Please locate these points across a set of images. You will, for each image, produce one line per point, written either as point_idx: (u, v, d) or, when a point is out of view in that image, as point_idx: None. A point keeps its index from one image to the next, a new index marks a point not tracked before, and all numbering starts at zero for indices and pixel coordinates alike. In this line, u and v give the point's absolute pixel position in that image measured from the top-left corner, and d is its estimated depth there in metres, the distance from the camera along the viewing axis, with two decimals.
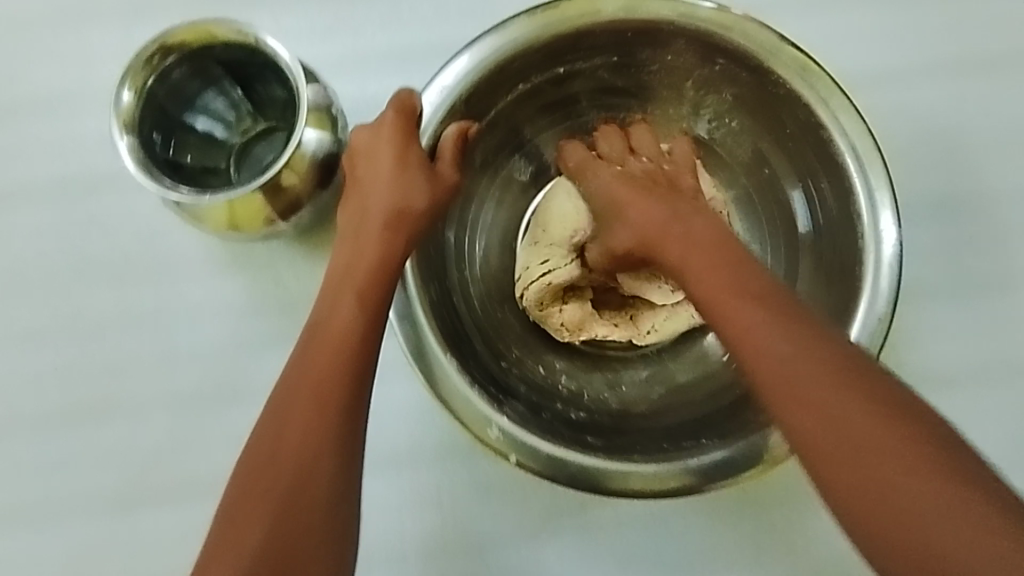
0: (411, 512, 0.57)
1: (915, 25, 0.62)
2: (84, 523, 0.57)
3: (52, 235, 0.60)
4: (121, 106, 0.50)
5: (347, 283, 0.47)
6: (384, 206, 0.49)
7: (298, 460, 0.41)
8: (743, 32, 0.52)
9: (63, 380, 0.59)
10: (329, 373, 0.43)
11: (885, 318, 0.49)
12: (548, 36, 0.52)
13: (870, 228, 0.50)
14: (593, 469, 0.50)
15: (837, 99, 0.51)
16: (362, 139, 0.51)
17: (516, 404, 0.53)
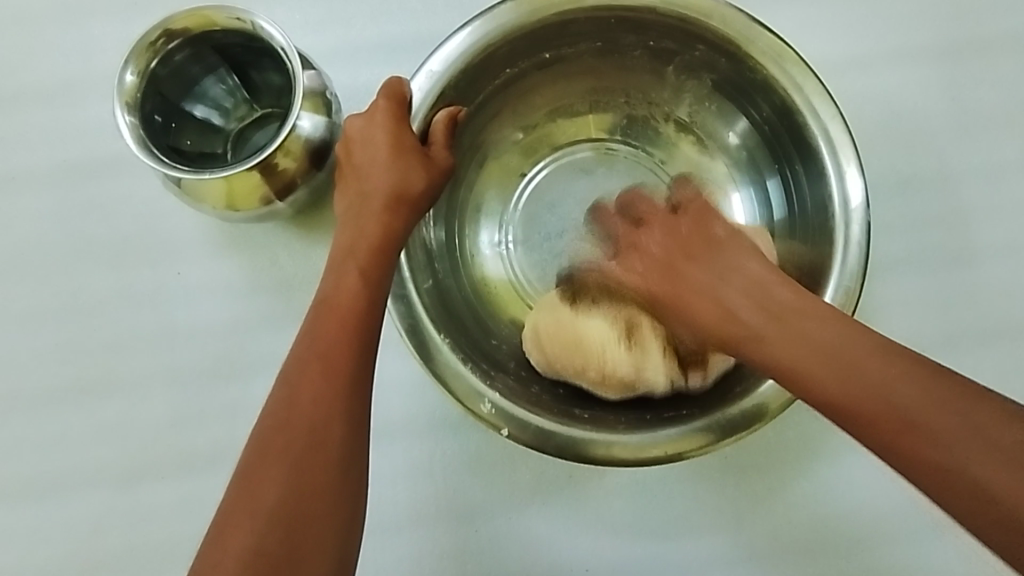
0: (405, 483, 0.59)
1: (880, 14, 0.65)
2: (86, 496, 0.59)
3: (53, 219, 0.62)
4: (124, 86, 0.52)
5: (351, 261, 0.49)
6: (384, 190, 0.52)
7: (312, 422, 0.43)
8: (721, 19, 0.54)
9: (64, 360, 0.60)
10: (339, 342, 0.45)
11: (852, 290, 0.51)
12: (533, 22, 0.55)
13: (839, 209, 0.52)
14: (581, 439, 0.52)
15: (811, 80, 0.53)
16: (356, 127, 0.54)
17: (506, 379, 0.56)
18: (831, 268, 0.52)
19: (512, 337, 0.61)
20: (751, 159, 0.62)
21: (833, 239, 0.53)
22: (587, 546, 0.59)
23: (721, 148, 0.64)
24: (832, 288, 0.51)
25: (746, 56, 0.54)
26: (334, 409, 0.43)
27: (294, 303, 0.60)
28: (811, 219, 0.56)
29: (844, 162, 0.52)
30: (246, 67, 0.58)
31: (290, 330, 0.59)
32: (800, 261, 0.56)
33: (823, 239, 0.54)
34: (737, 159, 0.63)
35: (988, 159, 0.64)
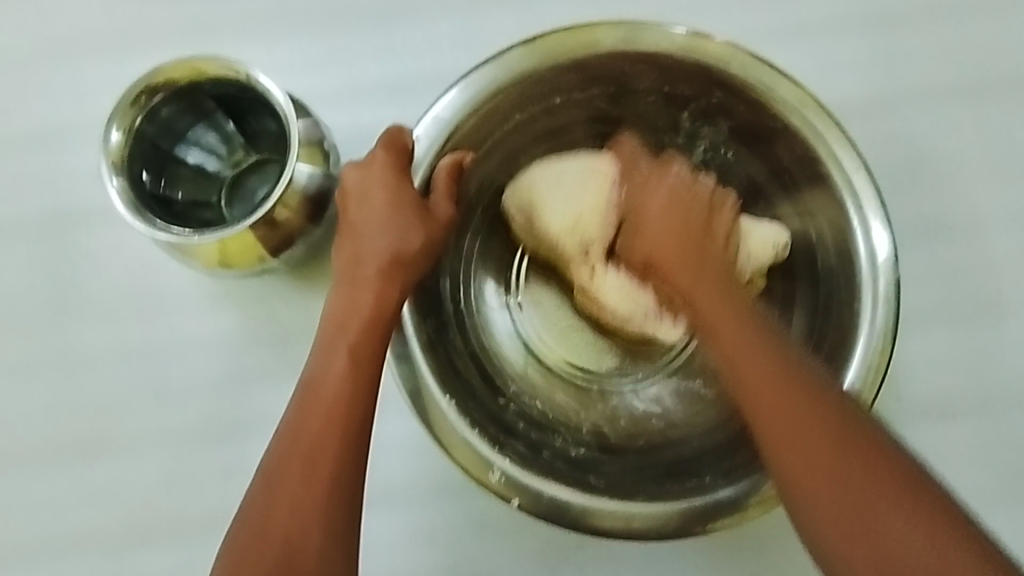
0: (406, 551, 0.56)
1: (910, 51, 0.61)
2: (72, 563, 0.56)
3: (42, 269, 0.59)
4: (109, 146, 0.49)
5: (341, 337, 0.47)
6: (381, 252, 0.50)
7: (290, 533, 0.41)
8: (742, 66, 0.52)
9: (51, 418, 0.58)
10: (321, 442, 0.43)
11: (880, 353, 0.49)
12: (545, 68, 0.52)
13: (868, 259, 0.50)
14: (597, 511, 0.49)
15: (836, 134, 0.51)
16: (353, 181, 0.51)
17: (517, 445, 0.52)
18: (858, 330, 0.49)
19: (522, 394, 0.57)
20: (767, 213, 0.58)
21: (861, 293, 0.50)
22: None
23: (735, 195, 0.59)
24: (859, 352, 0.49)
25: (765, 102, 0.52)
26: (312, 517, 0.42)
27: (291, 359, 0.57)
28: (832, 267, 0.53)
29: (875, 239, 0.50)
30: (241, 112, 0.55)
31: (286, 388, 0.57)
32: (827, 316, 0.53)
33: (848, 295, 0.51)
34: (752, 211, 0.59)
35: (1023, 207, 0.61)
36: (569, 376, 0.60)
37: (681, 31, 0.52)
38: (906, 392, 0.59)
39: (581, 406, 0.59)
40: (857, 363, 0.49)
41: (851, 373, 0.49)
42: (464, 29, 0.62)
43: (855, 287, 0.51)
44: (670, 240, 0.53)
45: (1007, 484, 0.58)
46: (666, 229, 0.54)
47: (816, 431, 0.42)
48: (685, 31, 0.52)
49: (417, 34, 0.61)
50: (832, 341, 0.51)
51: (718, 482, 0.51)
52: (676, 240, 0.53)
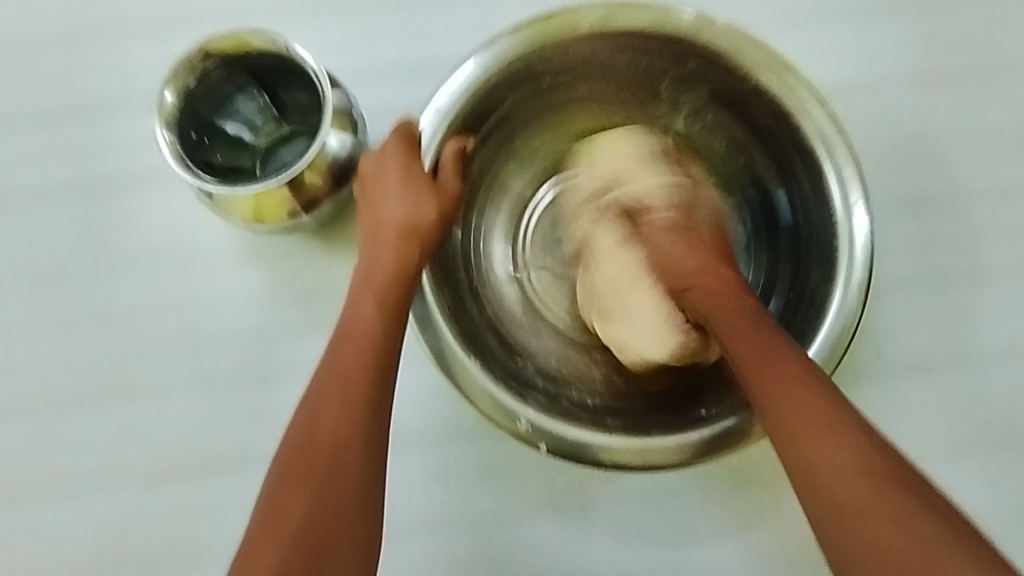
0: (419, 489, 0.60)
1: (888, 37, 0.67)
2: (111, 497, 0.61)
3: (88, 228, 0.64)
4: (162, 105, 0.55)
5: (367, 288, 0.52)
6: (397, 221, 0.54)
7: (333, 444, 0.45)
8: (713, 34, 0.56)
9: (95, 364, 0.63)
10: (359, 370, 0.48)
11: (859, 298, 0.54)
12: (534, 50, 0.57)
13: (843, 208, 0.55)
14: (619, 449, 0.53)
15: (805, 89, 0.56)
16: (368, 166, 0.56)
17: (536, 395, 0.57)
18: (836, 280, 0.55)
19: (535, 356, 0.62)
20: (749, 164, 0.64)
21: (838, 239, 0.55)
22: (596, 556, 0.60)
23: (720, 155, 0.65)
24: (838, 301, 0.54)
25: (739, 66, 0.57)
26: (353, 434, 0.46)
27: (316, 314, 0.62)
28: (812, 215, 0.58)
29: (855, 223, 0.55)
30: (276, 86, 0.60)
31: (312, 339, 0.62)
32: (812, 259, 0.58)
33: (829, 249, 0.56)
34: (734, 166, 0.65)
35: (998, 182, 0.66)
36: (569, 330, 0.65)
37: (688, 13, 0.56)
38: (884, 350, 0.63)
39: (593, 361, 0.63)
40: (838, 308, 0.54)
41: (829, 320, 0.54)
42: (479, 15, 0.67)
43: (833, 235, 0.56)
44: (703, 254, 0.56)
45: (978, 437, 0.63)
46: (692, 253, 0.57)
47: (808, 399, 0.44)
48: (692, 12, 0.56)
49: (435, 18, 0.67)
50: (813, 284, 0.57)
51: (726, 411, 0.54)
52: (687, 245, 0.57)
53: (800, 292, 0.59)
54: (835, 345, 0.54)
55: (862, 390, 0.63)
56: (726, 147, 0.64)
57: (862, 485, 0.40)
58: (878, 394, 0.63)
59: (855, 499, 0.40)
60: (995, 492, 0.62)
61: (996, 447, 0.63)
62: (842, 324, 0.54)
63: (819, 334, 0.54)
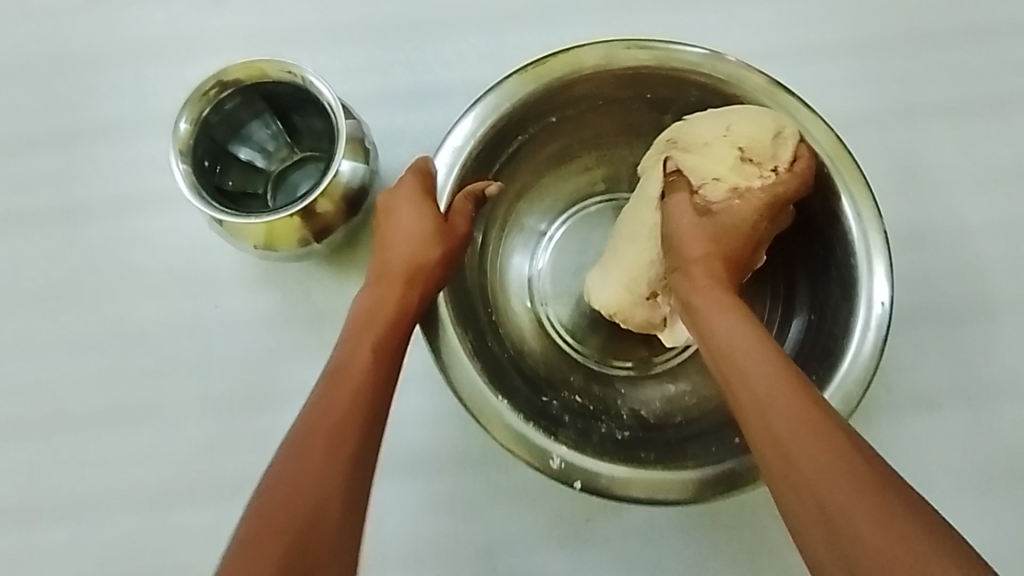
0: (425, 516, 0.60)
1: (898, 72, 0.67)
2: (118, 517, 0.61)
3: (102, 248, 0.65)
4: (178, 133, 0.55)
5: (365, 331, 0.51)
6: (402, 262, 0.54)
7: (316, 493, 0.43)
8: (712, 68, 0.57)
9: (105, 384, 0.63)
10: (348, 416, 0.47)
11: (881, 332, 0.53)
12: (540, 89, 0.57)
13: (859, 234, 0.55)
14: (656, 484, 0.52)
15: (806, 114, 0.56)
16: (385, 203, 0.57)
17: (567, 432, 0.56)
18: (856, 307, 0.54)
19: (560, 392, 0.62)
20: None
21: (858, 268, 0.55)
22: None
23: None
24: (860, 327, 0.53)
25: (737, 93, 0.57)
26: (336, 488, 0.44)
27: (325, 339, 0.62)
28: (829, 243, 0.58)
29: (872, 244, 0.54)
30: (290, 112, 0.61)
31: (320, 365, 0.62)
32: (833, 289, 0.58)
33: (847, 277, 0.56)
34: None
35: (1005, 216, 0.66)
36: (589, 363, 0.66)
37: (697, 52, 0.57)
38: (891, 384, 0.63)
39: (618, 393, 0.64)
40: (860, 337, 0.53)
41: (853, 349, 0.53)
42: (492, 43, 0.68)
43: (852, 263, 0.55)
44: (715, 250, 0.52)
45: (986, 475, 0.62)
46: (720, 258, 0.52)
47: (788, 395, 0.43)
48: (701, 52, 0.57)
49: (448, 46, 0.67)
50: (834, 311, 0.57)
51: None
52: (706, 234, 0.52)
53: (825, 320, 0.58)
54: (866, 372, 0.53)
55: (868, 424, 0.63)
56: None
57: (853, 489, 0.39)
58: (883, 428, 0.63)
59: (840, 503, 0.39)
60: (1002, 530, 0.62)
61: (1000, 483, 0.62)
62: (870, 350, 0.53)
63: (846, 357, 0.53)
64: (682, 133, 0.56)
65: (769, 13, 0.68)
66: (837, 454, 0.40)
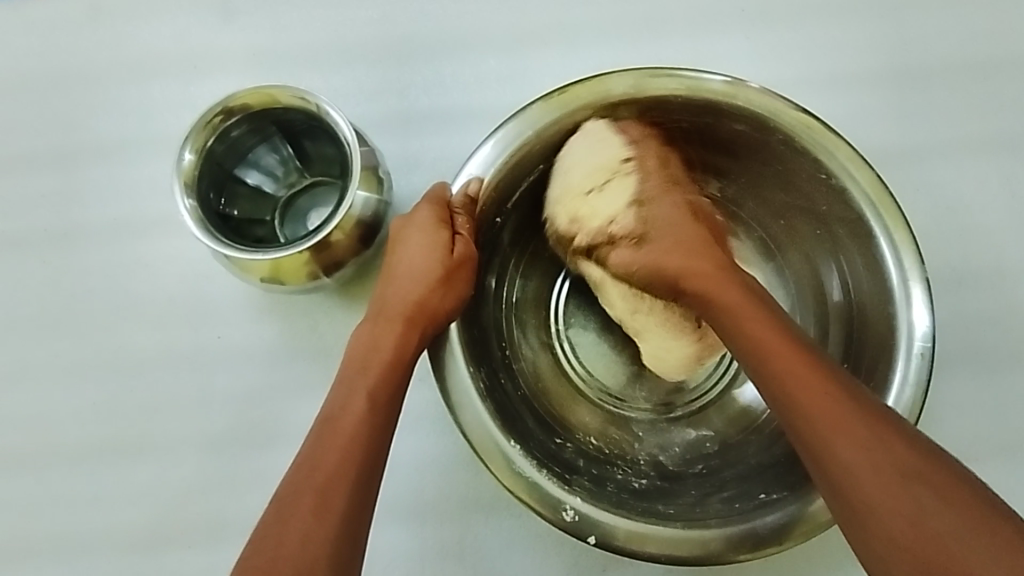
0: (432, 564, 0.57)
1: (936, 105, 0.64)
2: (111, 559, 0.59)
3: (101, 274, 0.62)
4: (182, 166, 0.52)
5: (362, 375, 0.48)
6: (406, 299, 0.51)
7: (298, 560, 0.40)
8: (746, 99, 0.54)
9: (101, 417, 0.60)
10: (338, 471, 0.43)
11: (919, 391, 0.50)
12: (564, 119, 0.54)
13: (898, 283, 0.52)
14: (676, 541, 0.49)
15: (846, 151, 0.53)
16: (399, 232, 0.54)
17: (582, 480, 0.53)
18: (895, 358, 0.51)
19: (575, 434, 0.59)
20: (794, 231, 0.61)
21: (894, 319, 0.52)
22: None
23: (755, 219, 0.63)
24: (896, 384, 0.51)
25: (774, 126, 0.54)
26: (320, 552, 0.41)
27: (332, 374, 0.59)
28: (864, 285, 0.55)
29: (912, 293, 0.52)
30: (300, 137, 0.58)
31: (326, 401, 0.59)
32: (866, 335, 0.55)
33: (884, 327, 0.53)
34: (775, 228, 0.62)
35: None
36: (603, 403, 0.62)
37: (718, 79, 0.54)
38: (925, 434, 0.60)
39: (636, 437, 0.61)
40: (898, 392, 0.50)
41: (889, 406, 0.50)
42: (511, 65, 0.65)
43: (889, 312, 0.52)
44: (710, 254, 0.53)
45: None
46: (704, 246, 0.54)
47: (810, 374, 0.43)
48: (722, 78, 0.54)
49: (466, 68, 0.65)
50: (870, 358, 0.54)
51: (788, 499, 0.50)
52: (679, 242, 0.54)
53: (859, 366, 0.55)
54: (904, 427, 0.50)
55: None
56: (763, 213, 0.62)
57: (885, 482, 0.39)
58: None
59: (874, 482, 0.39)
60: None
61: None
62: (907, 406, 0.50)
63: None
64: (557, 225, 0.59)
65: (802, 40, 0.65)
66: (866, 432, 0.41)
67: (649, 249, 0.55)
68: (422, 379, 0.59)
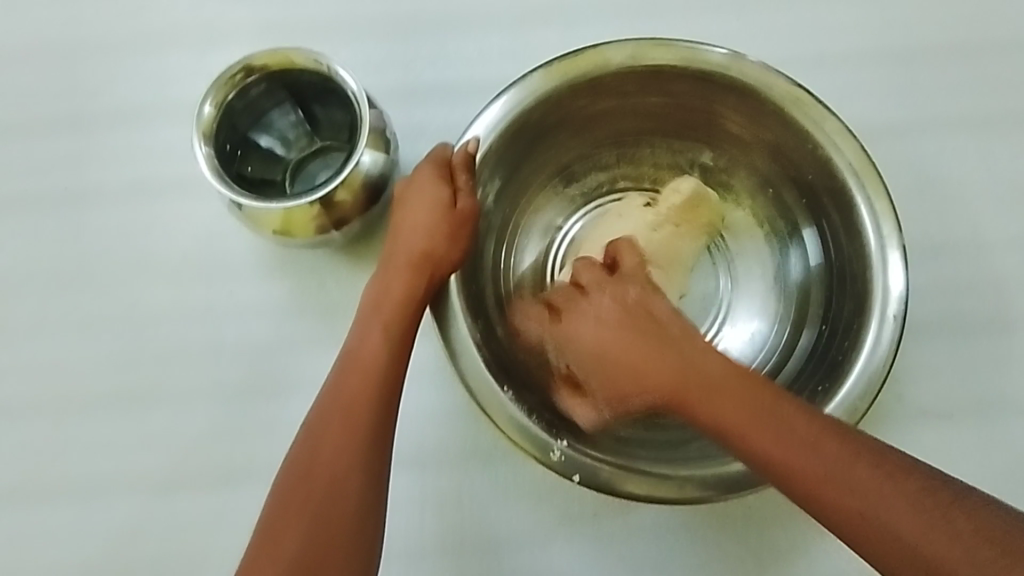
0: (432, 509, 0.60)
1: (918, 84, 0.67)
2: (124, 503, 0.61)
3: (117, 232, 0.65)
4: (202, 116, 0.55)
5: (376, 317, 0.52)
6: (412, 251, 0.54)
7: (331, 471, 0.46)
8: (739, 72, 0.57)
9: (116, 368, 0.63)
10: (362, 395, 0.48)
11: (891, 349, 0.53)
12: (565, 87, 0.57)
13: (877, 247, 0.55)
14: (651, 482, 0.52)
15: (834, 123, 0.56)
16: (403, 190, 0.57)
17: (570, 428, 0.56)
18: (869, 318, 0.54)
19: None
20: (781, 200, 0.64)
21: (871, 282, 0.55)
22: None
23: (745, 189, 0.66)
24: (870, 346, 0.53)
25: (767, 96, 0.57)
26: (352, 463, 0.46)
27: (337, 330, 0.62)
28: (844, 249, 0.58)
29: (889, 256, 0.54)
30: (312, 103, 0.61)
31: (332, 355, 0.62)
32: (845, 296, 0.58)
33: (861, 292, 0.55)
34: (764, 198, 0.65)
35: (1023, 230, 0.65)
36: None
37: (719, 52, 0.57)
38: (904, 394, 0.63)
39: None
40: (870, 350, 0.53)
41: (860, 364, 0.53)
42: (513, 42, 0.68)
43: (867, 276, 0.55)
44: (679, 347, 0.48)
45: (1000, 490, 0.62)
46: (640, 345, 0.49)
47: (823, 463, 0.42)
48: (724, 52, 0.57)
49: (470, 43, 0.68)
50: (847, 317, 0.57)
51: None
52: (630, 344, 0.49)
53: (837, 325, 0.58)
54: (874, 378, 0.53)
55: (881, 434, 0.63)
56: (751, 183, 0.65)
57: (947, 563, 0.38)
58: (897, 438, 0.62)
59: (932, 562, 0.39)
60: None
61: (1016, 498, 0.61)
62: (878, 358, 0.53)
63: (854, 371, 0.53)
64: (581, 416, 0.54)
65: (790, 20, 0.68)
66: (901, 510, 0.40)
67: (608, 374, 0.50)
68: (425, 333, 0.62)
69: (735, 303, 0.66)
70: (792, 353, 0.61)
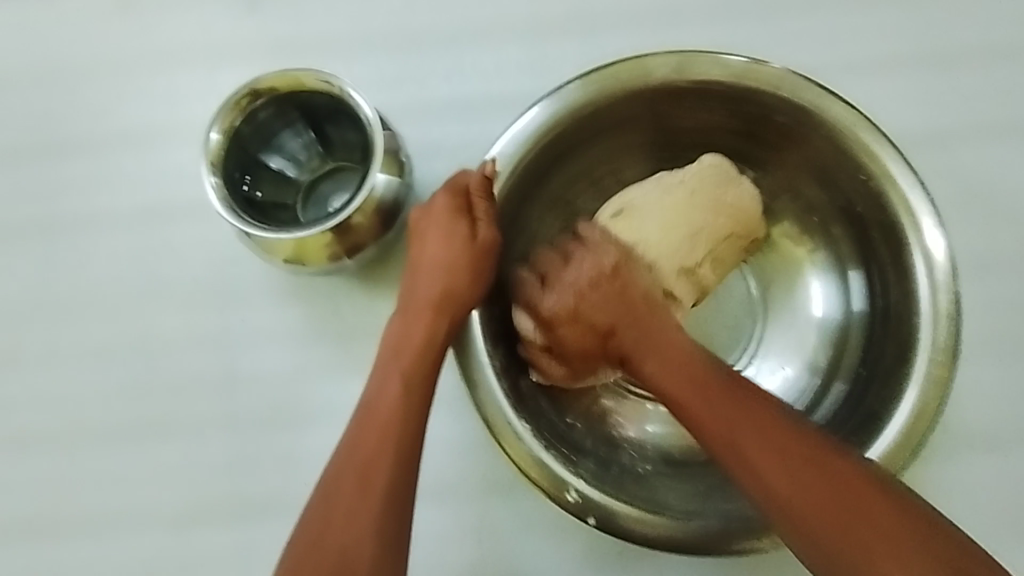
0: (455, 543, 0.58)
1: (959, 91, 0.64)
2: (140, 537, 0.60)
3: (129, 258, 0.64)
4: (209, 144, 0.54)
5: (395, 364, 0.50)
6: (429, 292, 0.52)
7: (345, 538, 0.44)
8: (790, 87, 0.54)
9: (129, 398, 0.62)
10: (378, 452, 0.46)
11: (933, 401, 0.50)
12: (600, 101, 0.55)
13: (928, 283, 0.51)
14: (669, 525, 0.49)
15: (889, 150, 0.52)
16: (418, 221, 0.55)
17: (588, 463, 0.53)
18: (914, 362, 0.51)
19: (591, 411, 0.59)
20: (825, 225, 0.60)
21: (918, 319, 0.51)
22: None
23: (790, 212, 0.62)
24: (905, 405, 0.50)
25: (825, 120, 0.53)
26: (365, 530, 0.44)
27: (354, 357, 0.60)
28: (892, 283, 0.55)
29: (942, 293, 0.51)
30: (324, 123, 0.59)
31: (349, 384, 0.60)
32: (889, 335, 0.54)
33: (906, 336, 0.52)
34: (808, 223, 0.62)
35: None
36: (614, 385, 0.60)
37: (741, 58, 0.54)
38: (949, 417, 0.60)
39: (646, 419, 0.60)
40: (909, 402, 0.50)
41: (897, 415, 0.50)
42: (533, 54, 0.65)
43: (914, 316, 0.52)
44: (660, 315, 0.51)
45: None
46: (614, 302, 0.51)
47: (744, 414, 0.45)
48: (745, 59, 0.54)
49: (488, 57, 0.65)
50: (893, 359, 0.53)
51: None
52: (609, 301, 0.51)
53: (883, 361, 0.55)
54: (915, 427, 0.50)
55: (926, 460, 0.59)
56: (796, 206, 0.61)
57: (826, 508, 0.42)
58: (943, 465, 0.59)
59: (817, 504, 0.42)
60: None
61: None
62: (922, 402, 0.50)
63: (885, 431, 0.50)
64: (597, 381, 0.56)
65: (823, 27, 0.65)
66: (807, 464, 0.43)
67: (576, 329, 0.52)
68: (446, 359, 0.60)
69: (770, 332, 0.63)
70: (835, 381, 0.58)
